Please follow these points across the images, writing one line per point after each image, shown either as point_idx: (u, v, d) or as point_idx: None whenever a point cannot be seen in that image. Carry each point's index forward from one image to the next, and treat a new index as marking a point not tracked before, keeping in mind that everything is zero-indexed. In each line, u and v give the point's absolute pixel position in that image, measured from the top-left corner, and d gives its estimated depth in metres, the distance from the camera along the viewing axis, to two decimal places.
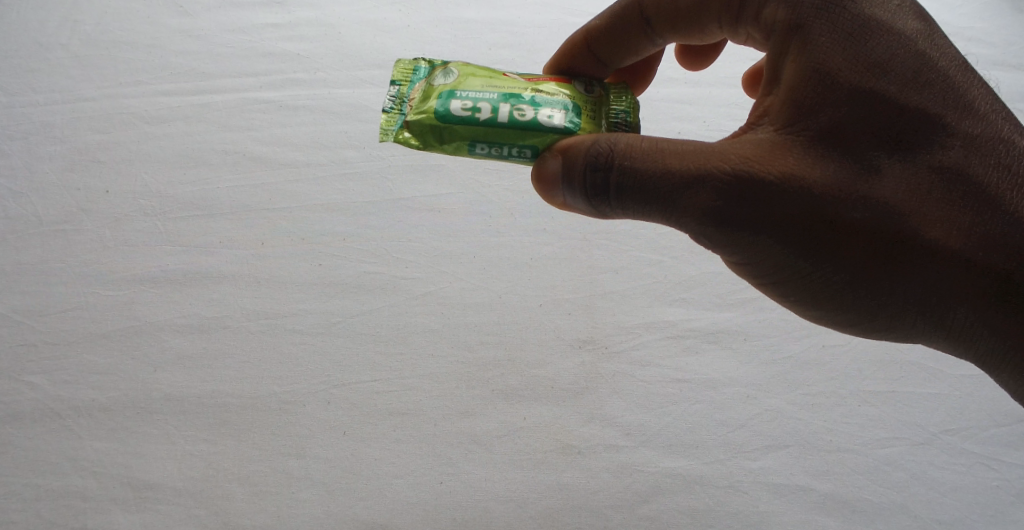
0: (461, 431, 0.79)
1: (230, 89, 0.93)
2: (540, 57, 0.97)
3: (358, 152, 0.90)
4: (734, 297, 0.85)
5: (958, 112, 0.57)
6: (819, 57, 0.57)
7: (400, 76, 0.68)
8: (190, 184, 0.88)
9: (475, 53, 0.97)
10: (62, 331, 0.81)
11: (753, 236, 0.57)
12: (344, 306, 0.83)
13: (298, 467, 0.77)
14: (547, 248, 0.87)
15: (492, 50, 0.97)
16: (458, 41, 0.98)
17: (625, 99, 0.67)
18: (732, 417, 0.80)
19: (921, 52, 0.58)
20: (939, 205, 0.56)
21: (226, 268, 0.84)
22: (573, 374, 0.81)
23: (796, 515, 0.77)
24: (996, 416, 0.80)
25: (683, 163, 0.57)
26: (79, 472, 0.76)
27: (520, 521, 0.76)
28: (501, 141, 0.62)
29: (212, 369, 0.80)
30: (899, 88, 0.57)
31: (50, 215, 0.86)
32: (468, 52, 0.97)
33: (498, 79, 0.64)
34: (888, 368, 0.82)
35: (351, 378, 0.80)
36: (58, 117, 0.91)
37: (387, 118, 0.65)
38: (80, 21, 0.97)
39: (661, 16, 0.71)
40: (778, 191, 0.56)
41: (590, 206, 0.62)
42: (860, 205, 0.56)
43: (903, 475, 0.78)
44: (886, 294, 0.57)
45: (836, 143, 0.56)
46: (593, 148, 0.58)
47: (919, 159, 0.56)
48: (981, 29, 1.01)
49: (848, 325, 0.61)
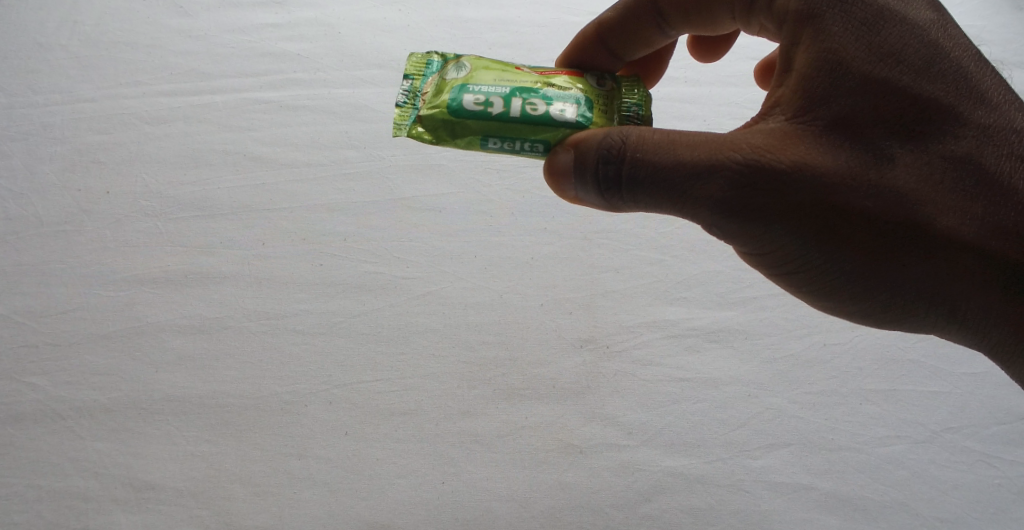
0: (463, 431, 0.78)
1: (230, 89, 0.93)
2: (540, 56, 0.97)
3: (359, 152, 0.90)
4: (734, 296, 0.85)
5: (971, 101, 0.57)
6: (833, 46, 0.57)
7: (414, 70, 0.69)
8: (191, 185, 0.88)
9: (474, 52, 0.96)
10: (63, 332, 0.81)
11: (765, 226, 0.57)
12: (346, 306, 0.83)
13: (300, 467, 0.77)
14: (547, 248, 0.87)
15: (491, 49, 0.97)
16: (458, 41, 0.98)
17: (637, 93, 0.66)
18: (733, 416, 0.80)
19: (934, 41, 0.58)
20: (951, 194, 0.56)
21: (227, 269, 0.84)
22: (573, 373, 0.81)
23: (797, 514, 0.77)
24: (997, 414, 0.80)
25: (696, 153, 0.57)
26: (80, 473, 0.76)
27: (521, 520, 0.76)
28: (513, 136, 0.62)
29: (213, 368, 0.80)
30: (913, 77, 0.57)
31: (51, 215, 0.86)
32: (467, 52, 0.96)
33: (510, 73, 0.64)
34: (888, 366, 0.82)
35: (352, 378, 0.80)
36: (58, 118, 0.91)
37: (400, 112, 0.67)
38: (80, 22, 0.96)
39: (672, 7, 0.71)
40: (792, 182, 0.55)
41: (601, 199, 0.62)
42: (873, 195, 0.55)
43: (904, 473, 0.78)
44: (898, 285, 0.57)
45: (850, 132, 0.56)
46: (605, 140, 0.58)
47: (933, 148, 0.56)
48: (980, 27, 1.00)
49: (861, 315, 0.61)
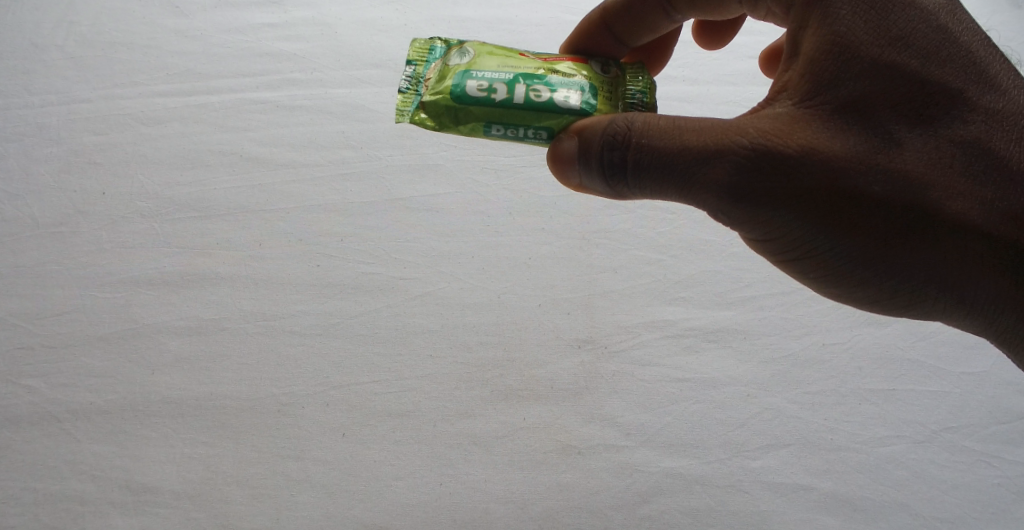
0: (461, 431, 0.76)
1: (228, 89, 0.90)
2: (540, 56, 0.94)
3: (357, 152, 0.87)
4: (734, 296, 0.82)
5: (980, 86, 0.55)
6: (841, 30, 0.56)
7: (416, 56, 0.66)
8: (187, 185, 0.85)
9: None
10: (60, 334, 0.78)
11: (771, 212, 0.55)
12: (344, 307, 0.80)
13: (297, 469, 0.74)
14: (546, 247, 0.84)
15: None
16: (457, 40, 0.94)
17: (642, 79, 0.64)
18: (732, 417, 0.77)
19: (943, 26, 0.56)
20: (963, 179, 0.54)
21: (224, 270, 0.81)
22: (572, 374, 0.78)
23: (798, 514, 0.74)
24: (997, 413, 0.77)
25: (701, 138, 0.55)
26: (78, 476, 0.73)
27: (520, 522, 0.73)
28: (517, 123, 0.60)
29: (211, 370, 0.77)
30: (921, 62, 0.55)
31: (49, 217, 0.83)
32: None
33: (514, 59, 0.62)
34: (887, 366, 0.79)
35: (348, 379, 0.77)
36: (55, 118, 0.88)
37: (402, 99, 0.64)
38: (76, 22, 0.93)
39: None
40: (798, 166, 0.54)
41: (606, 186, 0.60)
42: (881, 179, 0.54)
43: (904, 473, 0.75)
44: (907, 272, 0.55)
45: (857, 116, 0.55)
46: (609, 126, 0.57)
47: (942, 133, 0.54)
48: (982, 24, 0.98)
49: (868, 303, 0.60)
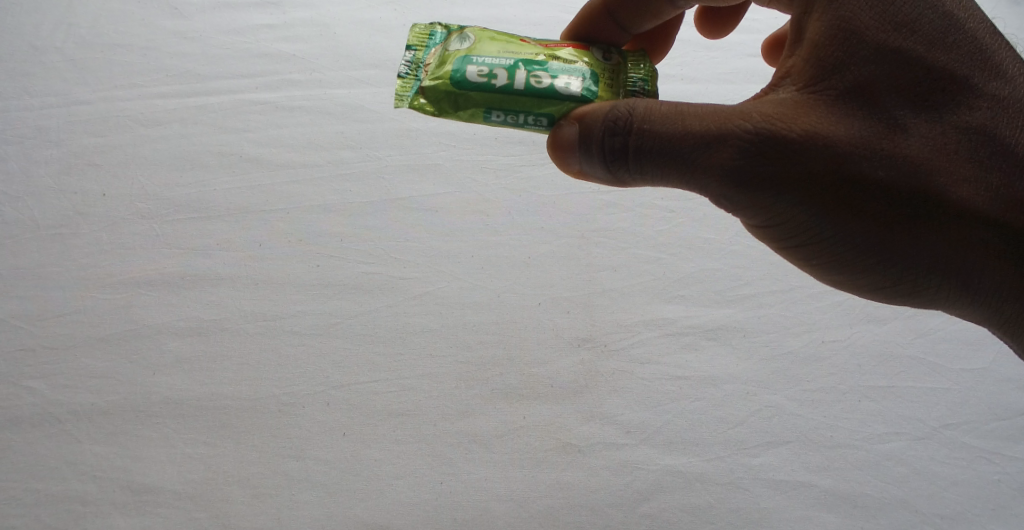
0: (461, 430, 0.77)
1: (227, 90, 0.90)
2: None
3: (354, 152, 0.88)
4: (733, 294, 0.83)
5: (986, 73, 0.56)
6: (847, 15, 0.56)
7: (416, 41, 0.67)
8: (186, 186, 0.86)
9: None
10: (60, 336, 0.79)
11: (775, 196, 0.56)
12: (343, 307, 0.81)
13: (299, 468, 0.75)
14: (543, 247, 0.85)
15: None
16: None
17: (643, 67, 0.65)
18: (732, 414, 0.78)
19: (949, 13, 0.57)
20: (966, 164, 0.55)
21: (224, 271, 0.82)
22: (571, 373, 0.79)
23: (796, 511, 0.75)
24: (997, 409, 0.79)
25: (704, 123, 0.56)
26: (79, 477, 0.74)
27: (521, 520, 0.74)
28: (516, 109, 0.60)
29: (212, 370, 0.78)
30: (926, 47, 0.56)
31: (49, 220, 0.84)
32: None
33: (514, 45, 0.62)
34: (887, 363, 0.80)
35: (347, 379, 0.78)
36: (54, 121, 0.88)
37: (401, 84, 0.65)
38: (75, 24, 0.93)
39: None
40: (802, 151, 0.55)
41: (607, 172, 0.61)
42: (885, 164, 0.55)
43: (904, 470, 0.76)
44: (909, 258, 0.57)
45: (863, 101, 0.56)
46: (611, 112, 0.58)
47: (946, 119, 0.55)
48: None
49: (869, 288, 0.61)
